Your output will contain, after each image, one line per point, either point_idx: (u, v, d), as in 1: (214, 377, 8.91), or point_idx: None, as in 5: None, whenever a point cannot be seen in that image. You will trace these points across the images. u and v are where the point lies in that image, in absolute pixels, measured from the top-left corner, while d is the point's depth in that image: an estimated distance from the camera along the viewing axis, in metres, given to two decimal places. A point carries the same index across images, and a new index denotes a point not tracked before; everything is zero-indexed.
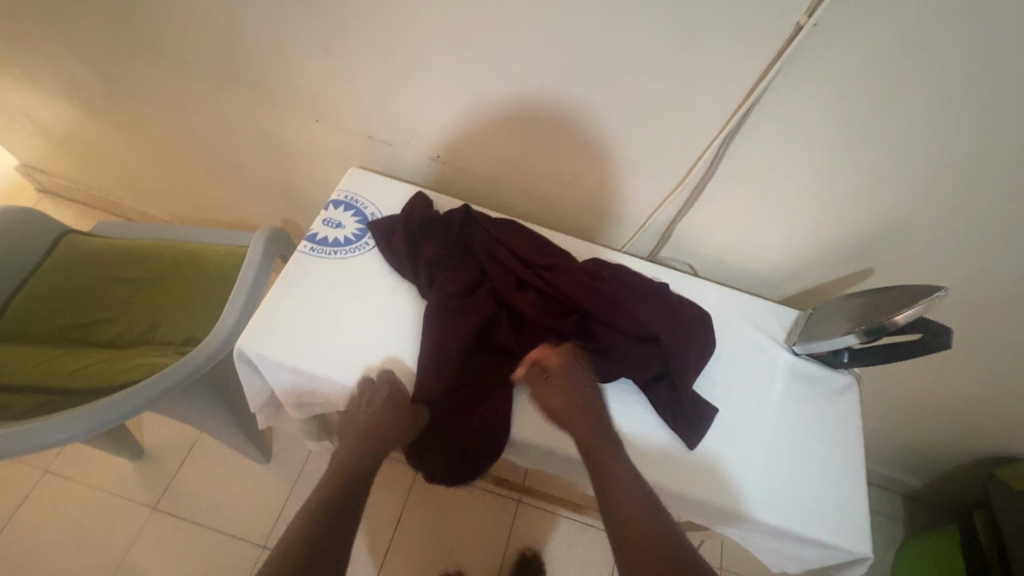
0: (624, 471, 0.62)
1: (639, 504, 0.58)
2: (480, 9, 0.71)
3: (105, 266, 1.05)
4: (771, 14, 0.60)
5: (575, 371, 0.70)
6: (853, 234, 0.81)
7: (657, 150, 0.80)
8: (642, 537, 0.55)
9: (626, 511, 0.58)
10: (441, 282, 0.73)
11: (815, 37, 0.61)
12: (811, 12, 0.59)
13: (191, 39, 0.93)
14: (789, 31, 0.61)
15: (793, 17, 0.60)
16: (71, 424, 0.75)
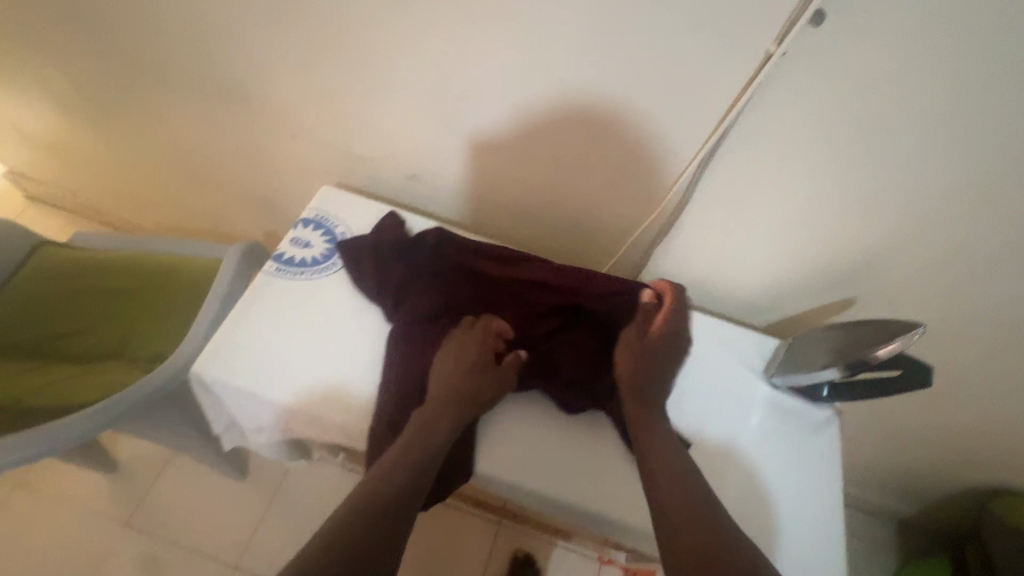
0: (675, 462, 0.60)
1: (688, 495, 0.56)
2: (453, 28, 0.71)
3: (78, 275, 1.01)
4: (741, 39, 0.59)
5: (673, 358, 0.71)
6: (836, 261, 0.79)
7: (634, 173, 0.78)
8: (689, 525, 0.52)
9: (671, 500, 0.55)
10: (403, 314, 0.72)
11: (787, 64, 0.59)
12: (780, 41, 0.58)
13: (170, 52, 0.93)
14: (758, 59, 0.60)
15: (764, 45, 0.59)
16: (23, 447, 0.74)
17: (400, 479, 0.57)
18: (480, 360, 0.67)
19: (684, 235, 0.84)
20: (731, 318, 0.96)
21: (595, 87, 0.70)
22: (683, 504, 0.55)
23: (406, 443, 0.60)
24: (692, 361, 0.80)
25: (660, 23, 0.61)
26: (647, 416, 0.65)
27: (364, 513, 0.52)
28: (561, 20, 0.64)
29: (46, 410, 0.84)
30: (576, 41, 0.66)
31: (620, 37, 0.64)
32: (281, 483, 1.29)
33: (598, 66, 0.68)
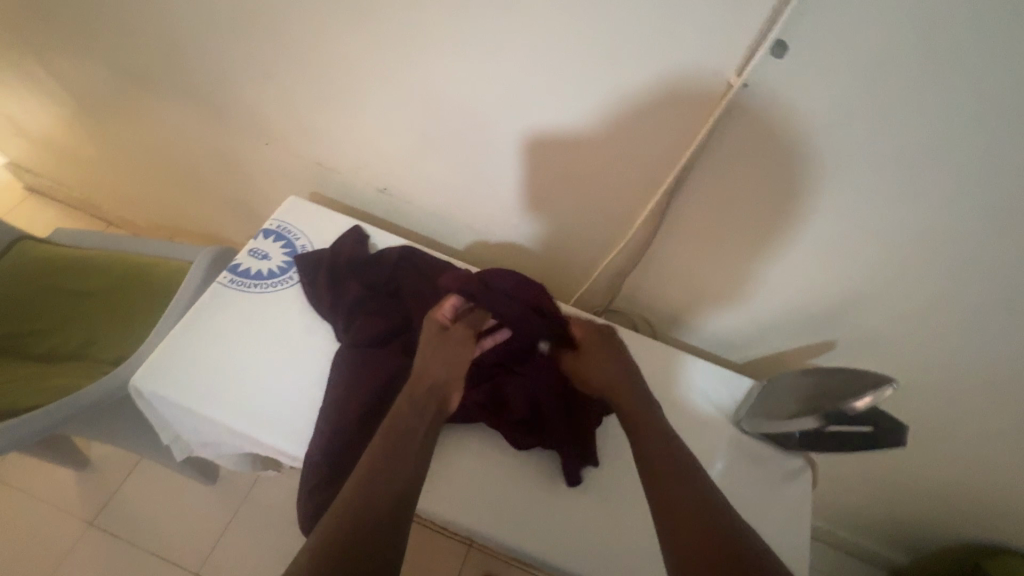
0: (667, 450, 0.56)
1: (686, 478, 0.52)
2: (412, 43, 0.69)
3: (50, 274, 1.01)
4: (698, 70, 0.56)
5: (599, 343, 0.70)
6: (810, 306, 0.73)
7: (599, 201, 0.75)
8: (690, 519, 0.48)
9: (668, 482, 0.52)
10: (353, 332, 0.69)
11: (749, 98, 0.55)
12: (742, 72, 0.54)
13: (147, 56, 0.93)
14: (719, 91, 0.57)
15: (725, 75, 0.55)
16: None
17: (385, 476, 0.51)
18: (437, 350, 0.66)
19: (652, 268, 0.80)
20: (706, 356, 0.91)
21: (554, 110, 0.67)
22: (679, 489, 0.51)
23: (390, 438, 0.56)
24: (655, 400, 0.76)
25: (616, 48, 0.58)
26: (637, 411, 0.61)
27: (361, 503, 0.47)
28: (516, 40, 0.62)
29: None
30: (531, 62, 0.64)
31: (576, 62, 0.61)
32: (249, 491, 1.27)
33: (556, 90, 0.65)
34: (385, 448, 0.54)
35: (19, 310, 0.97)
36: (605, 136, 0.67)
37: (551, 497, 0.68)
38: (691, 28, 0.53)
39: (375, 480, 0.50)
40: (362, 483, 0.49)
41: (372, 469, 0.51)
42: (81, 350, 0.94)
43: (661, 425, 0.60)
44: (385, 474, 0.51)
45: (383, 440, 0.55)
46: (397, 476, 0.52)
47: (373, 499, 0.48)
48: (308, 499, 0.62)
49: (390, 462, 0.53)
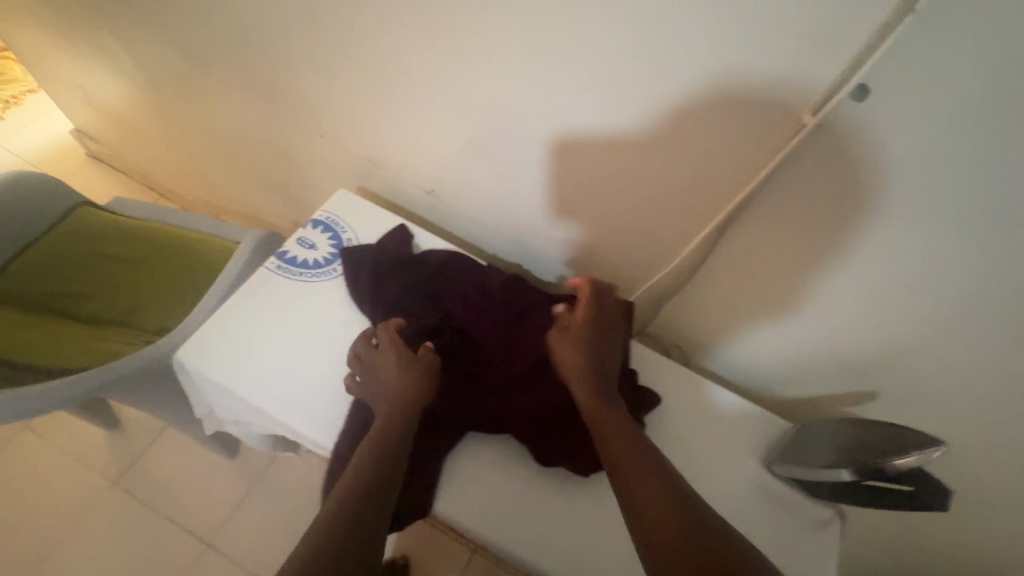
0: (633, 448, 0.56)
1: (659, 486, 0.51)
2: (471, 51, 0.68)
3: (104, 241, 1.05)
4: (770, 107, 0.53)
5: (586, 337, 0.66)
6: (857, 357, 0.69)
7: (648, 225, 0.74)
8: (665, 529, 0.48)
9: (644, 497, 0.51)
10: (391, 328, 0.71)
11: (820, 140, 0.52)
12: (818, 111, 0.51)
13: (214, 40, 0.96)
14: (790, 129, 0.54)
15: (798, 113, 0.52)
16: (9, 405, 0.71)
17: (368, 489, 0.52)
18: (401, 361, 0.65)
19: (692, 297, 0.78)
20: (740, 392, 0.86)
21: (608, 131, 0.66)
22: (651, 491, 0.51)
23: (379, 446, 0.57)
24: (681, 433, 0.75)
25: (683, 76, 0.56)
26: (611, 420, 0.59)
27: (355, 510, 0.50)
28: (581, 60, 0.60)
29: (31, 370, 0.83)
30: (590, 84, 0.62)
31: (639, 86, 0.59)
32: (266, 469, 1.30)
33: (612, 112, 0.64)
34: (372, 456, 0.56)
35: (73, 275, 1.01)
36: (658, 162, 0.65)
37: (561, 520, 0.66)
38: (765, 65, 0.51)
39: (367, 488, 0.52)
40: (354, 490, 0.52)
41: (362, 476, 0.54)
42: (126, 317, 0.97)
43: (628, 432, 0.58)
44: (379, 483, 0.53)
45: (373, 448, 0.56)
46: (387, 484, 0.54)
47: (367, 505, 0.51)
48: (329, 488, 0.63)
49: (382, 470, 0.54)
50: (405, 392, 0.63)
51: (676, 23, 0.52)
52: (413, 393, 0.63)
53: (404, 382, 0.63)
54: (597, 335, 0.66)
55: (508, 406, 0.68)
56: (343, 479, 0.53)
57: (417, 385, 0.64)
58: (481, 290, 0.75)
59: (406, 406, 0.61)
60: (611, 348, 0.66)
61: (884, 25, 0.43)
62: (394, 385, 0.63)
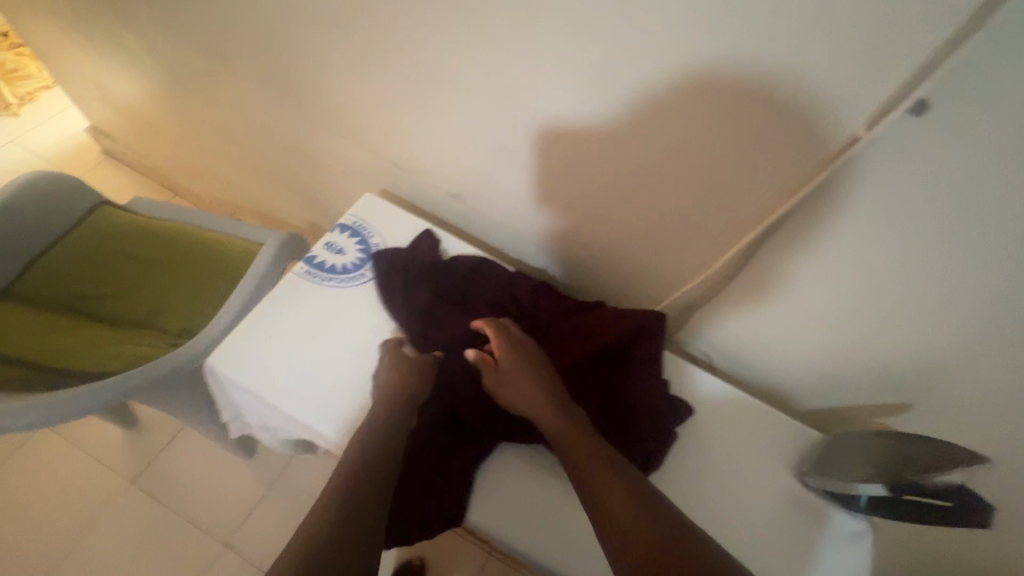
0: (596, 457, 0.57)
1: (624, 490, 0.52)
2: (502, 61, 0.66)
3: (125, 241, 1.05)
4: (820, 120, 0.52)
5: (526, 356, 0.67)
6: (895, 368, 0.68)
7: (682, 234, 0.72)
8: (632, 529, 0.48)
9: (611, 502, 0.51)
10: (428, 335, 0.73)
11: (872, 153, 0.51)
12: (871, 124, 0.50)
13: (237, 40, 0.95)
14: (839, 141, 0.52)
15: (850, 126, 0.51)
16: (37, 409, 0.69)
17: (348, 498, 0.53)
18: (396, 361, 0.68)
19: (723, 306, 0.77)
20: (766, 398, 0.87)
21: (642, 144, 0.65)
22: (617, 496, 0.52)
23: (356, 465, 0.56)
24: (711, 442, 0.75)
25: (729, 86, 0.54)
26: (573, 432, 0.60)
27: (335, 525, 0.49)
28: (622, 71, 0.59)
29: (56, 373, 0.81)
30: (628, 95, 0.61)
31: (678, 99, 0.58)
32: (283, 469, 1.30)
33: (648, 125, 0.62)
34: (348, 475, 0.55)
35: (95, 276, 1.01)
36: (693, 172, 0.64)
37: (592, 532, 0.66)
38: (819, 78, 0.49)
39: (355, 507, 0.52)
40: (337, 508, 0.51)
41: (341, 495, 0.53)
42: (149, 319, 0.97)
43: (591, 443, 0.59)
44: (362, 501, 0.53)
45: (351, 468, 0.56)
46: (370, 493, 0.54)
47: (353, 522, 0.50)
48: None
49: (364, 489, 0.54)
50: (396, 396, 0.65)
51: (725, 36, 0.50)
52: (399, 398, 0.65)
53: (401, 384, 0.66)
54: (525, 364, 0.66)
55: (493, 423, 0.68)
56: (323, 498, 0.53)
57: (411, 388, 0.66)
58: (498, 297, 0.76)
59: (391, 413, 0.63)
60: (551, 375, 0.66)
61: (950, 39, 0.42)
62: (384, 387, 0.66)
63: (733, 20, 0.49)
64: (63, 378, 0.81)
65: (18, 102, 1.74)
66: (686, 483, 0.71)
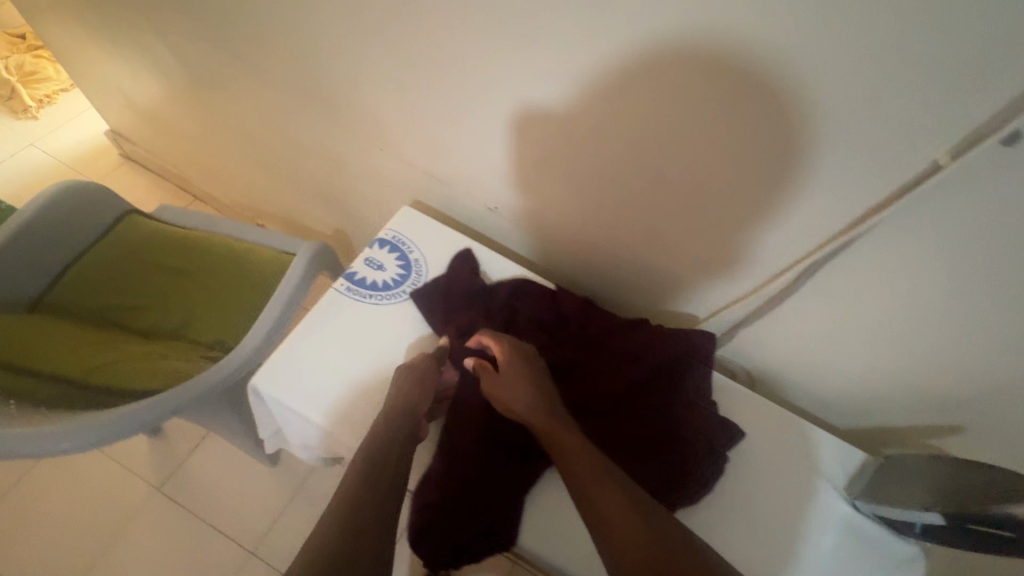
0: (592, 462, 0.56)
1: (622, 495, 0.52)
2: (555, 85, 0.65)
3: (155, 250, 1.04)
4: (900, 149, 0.51)
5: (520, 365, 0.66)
6: (953, 388, 0.68)
7: (736, 255, 0.70)
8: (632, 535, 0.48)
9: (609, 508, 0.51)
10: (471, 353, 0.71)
11: (951, 183, 0.51)
12: (956, 154, 0.49)
13: (268, 49, 0.93)
14: (918, 170, 0.52)
15: (932, 153, 0.50)
16: (85, 432, 0.69)
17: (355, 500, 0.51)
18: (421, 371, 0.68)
19: (770, 325, 0.76)
20: (807, 416, 0.86)
21: (698, 174, 0.63)
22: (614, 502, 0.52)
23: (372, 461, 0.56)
24: (760, 463, 0.74)
25: (807, 111, 0.52)
26: (566, 436, 0.60)
27: (355, 522, 0.48)
28: (688, 103, 0.57)
29: (97, 390, 0.80)
30: (690, 127, 0.59)
31: (739, 140, 0.57)
32: (307, 477, 1.29)
33: (703, 160, 0.62)
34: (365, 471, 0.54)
35: (126, 287, 1.00)
36: (747, 202, 0.63)
37: None
38: (901, 107, 0.48)
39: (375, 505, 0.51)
40: (357, 504, 0.50)
41: (360, 491, 0.52)
42: (182, 331, 0.96)
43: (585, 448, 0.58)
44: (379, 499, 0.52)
45: (366, 463, 0.55)
46: (373, 492, 0.53)
47: (374, 519, 0.50)
48: (417, 515, 0.64)
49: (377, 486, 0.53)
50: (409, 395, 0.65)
51: (804, 68, 0.49)
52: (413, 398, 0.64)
53: (415, 383, 0.66)
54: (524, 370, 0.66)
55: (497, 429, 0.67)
56: (340, 492, 0.52)
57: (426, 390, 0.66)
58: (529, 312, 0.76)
59: (403, 411, 0.63)
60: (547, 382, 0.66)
61: None
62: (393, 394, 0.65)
63: (816, 49, 0.47)
64: (98, 396, 0.80)
65: (36, 105, 1.73)
66: (736, 502, 0.71)
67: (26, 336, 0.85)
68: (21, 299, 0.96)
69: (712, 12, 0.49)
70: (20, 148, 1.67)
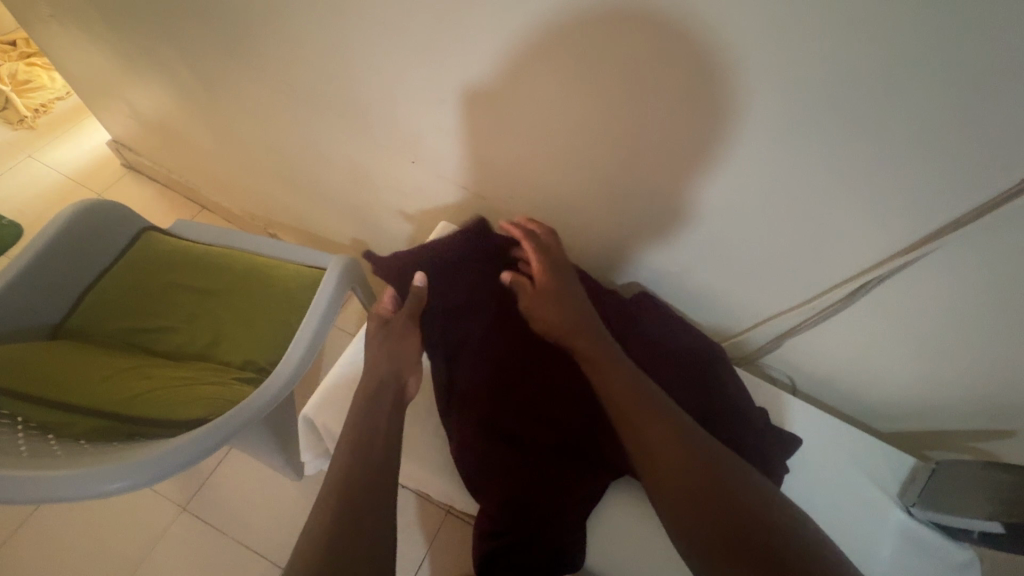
0: (624, 381, 0.62)
1: (655, 419, 0.58)
2: (609, 102, 0.63)
3: (178, 268, 1.01)
4: (984, 168, 0.50)
5: (552, 280, 0.72)
6: (1009, 395, 0.68)
7: (791, 264, 0.69)
8: (666, 457, 0.56)
9: (642, 429, 0.58)
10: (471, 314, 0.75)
11: None
12: None
13: (288, 62, 0.89)
14: (1001, 188, 0.50)
15: (1017, 173, 0.49)
16: (133, 471, 0.68)
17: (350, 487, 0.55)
18: (394, 343, 0.73)
19: (822, 334, 0.76)
20: (848, 419, 0.87)
21: (754, 192, 0.63)
22: (650, 424, 0.58)
23: (370, 442, 0.60)
24: (814, 472, 0.74)
25: (885, 125, 0.50)
26: (599, 357, 0.65)
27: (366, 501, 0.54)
28: (758, 133, 0.57)
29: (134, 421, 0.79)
30: (752, 149, 0.59)
31: (809, 154, 0.56)
32: None
33: (765, 178, 0.61)
34: (357, 454, 0.59)
35: (151, 308, 0.97)
36: (812, 213, 0.62)
37: None
38: (989, 129, 0.47)
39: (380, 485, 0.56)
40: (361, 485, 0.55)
41: (354, 469, 0.57)
42: (211, 352, 0.94)
43: (617, 369, 0.64)
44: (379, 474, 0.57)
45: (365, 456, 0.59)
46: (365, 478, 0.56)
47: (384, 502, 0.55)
48: (481, 545, 0.64)
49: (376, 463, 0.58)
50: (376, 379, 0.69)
51: (884, 86, 0.48)
52: (392, 376, 0.70)
53: (389, 363, 0.71)
54: (559, 290, 0.71)
55: (523, 373, 0.72)
56: (335, 473, 0.57)
57: (402, 369, 0.71)
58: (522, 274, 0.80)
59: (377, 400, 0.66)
60: (580, 294, 0.72)
61: None
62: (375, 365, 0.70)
63: (909, 70, 0.46)
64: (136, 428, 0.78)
65: (32, 115, 1.68)
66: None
67: (55, 368, 0.83)
68: (42, 325, 0.93)
69: (790, 32, 0.47)
70: (17, 161, 1.62)
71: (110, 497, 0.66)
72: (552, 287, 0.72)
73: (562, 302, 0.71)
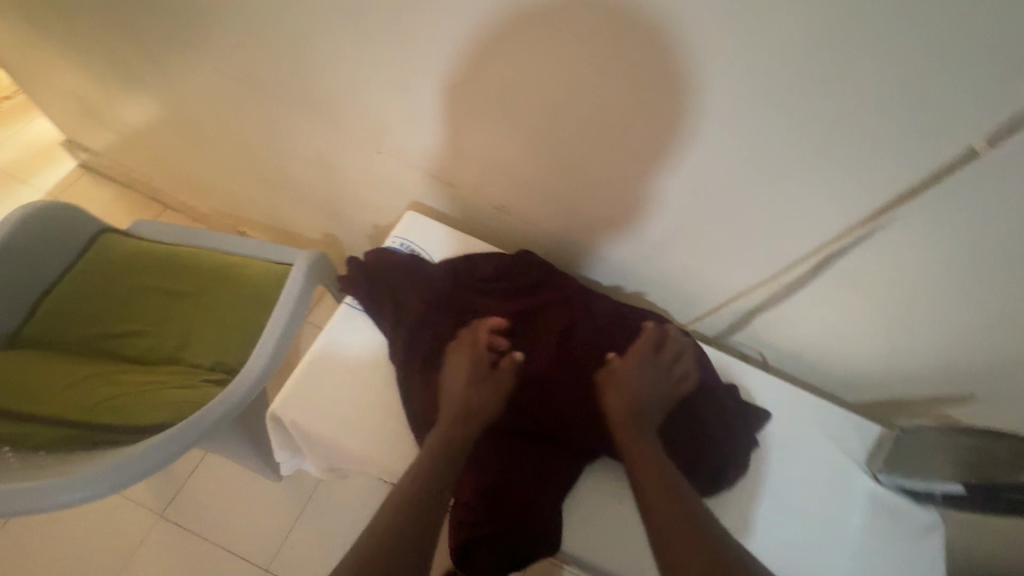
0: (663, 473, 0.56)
1: (684, 519, 0.51)
2: (571, 84, 0.61)
3: (139, 269, 0.98)
4: (935, 138, 0.50)
5: (639, 371, 0.67)
6: (969, 361, 0.70)
7: (757, 241, 0.70)
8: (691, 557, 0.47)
9: (670, 526, 0.50)
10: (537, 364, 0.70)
11: (983, 170, 0.50)
12: (993, 140, 0.48)
13: (243, 52, 0.86)
14: (951, 156, 0.51)
15: (965, 141, 0.49)
16: (93, 482, 0.66)
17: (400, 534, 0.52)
18: (475, 372, 0.67)
19: (791, 311, 0.77)
20: (820, 392, 0.88)
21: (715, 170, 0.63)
22: (683, 521, 0.50)
23: (416, 473, 0.58)
24: (787, 446, 0.76)
25: (836, 98, 0.51)
26: (650, 448, 0.60)
27: (393, 522, 0.52)
28: (716, 113, 0.57)
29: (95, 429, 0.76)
30: (712, 128, 0.59)
31: (767, 130, 0.56)
32: (315, 489, 1.26)
33: (729, 157, 0.61)
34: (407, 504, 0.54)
35: (112, 311, 0.94)
36: (774, 190, 0.62)
37: None
38: (938, 98, 0.47)
39: (401, 500, 0.55)
40: (402, 516, 0.54)
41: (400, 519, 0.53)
42: (178, 354, 0.91)
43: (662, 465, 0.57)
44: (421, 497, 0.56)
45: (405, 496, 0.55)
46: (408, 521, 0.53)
47: (406, 518, 0.53)
48: (462, 533, 0.64)
49: (425, 489, 0.57)
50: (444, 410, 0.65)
51: (836, 59, 0.48)
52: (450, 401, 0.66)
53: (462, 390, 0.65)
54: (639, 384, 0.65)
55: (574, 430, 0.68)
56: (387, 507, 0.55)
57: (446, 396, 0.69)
58: (493, 264, 0.79)
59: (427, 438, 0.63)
60: (666, 389, 0.67)
61: None
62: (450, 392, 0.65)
63: (861, 41, 0.46)
64: (101, 436, 0.76)
65: None
66: (767, 486, 0.73)
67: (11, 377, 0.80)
68: None
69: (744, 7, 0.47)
70: None
71: (73, 508, 0.65)
72: (635, 381, 0.66)
73: (643, 397, 0.65)
